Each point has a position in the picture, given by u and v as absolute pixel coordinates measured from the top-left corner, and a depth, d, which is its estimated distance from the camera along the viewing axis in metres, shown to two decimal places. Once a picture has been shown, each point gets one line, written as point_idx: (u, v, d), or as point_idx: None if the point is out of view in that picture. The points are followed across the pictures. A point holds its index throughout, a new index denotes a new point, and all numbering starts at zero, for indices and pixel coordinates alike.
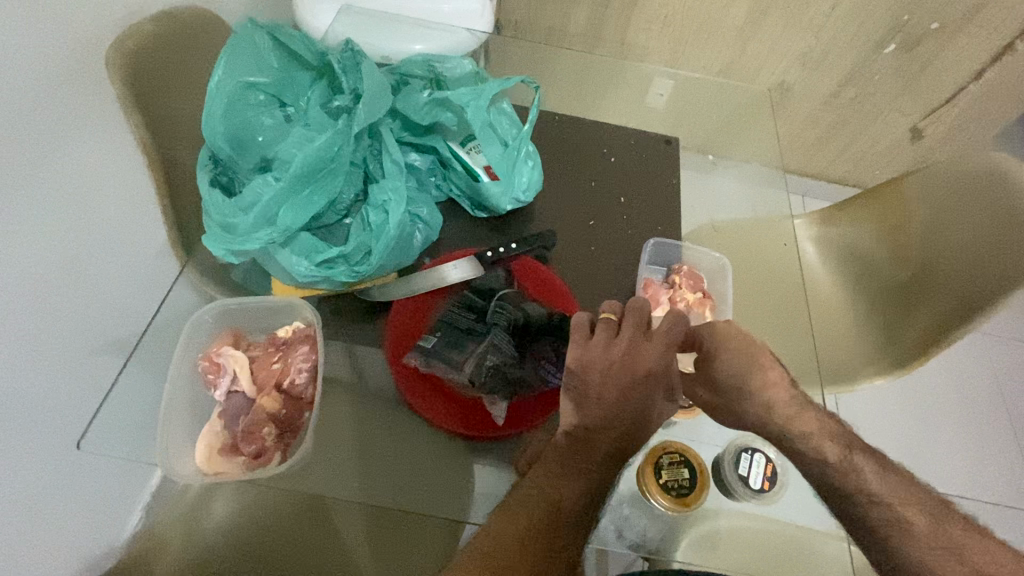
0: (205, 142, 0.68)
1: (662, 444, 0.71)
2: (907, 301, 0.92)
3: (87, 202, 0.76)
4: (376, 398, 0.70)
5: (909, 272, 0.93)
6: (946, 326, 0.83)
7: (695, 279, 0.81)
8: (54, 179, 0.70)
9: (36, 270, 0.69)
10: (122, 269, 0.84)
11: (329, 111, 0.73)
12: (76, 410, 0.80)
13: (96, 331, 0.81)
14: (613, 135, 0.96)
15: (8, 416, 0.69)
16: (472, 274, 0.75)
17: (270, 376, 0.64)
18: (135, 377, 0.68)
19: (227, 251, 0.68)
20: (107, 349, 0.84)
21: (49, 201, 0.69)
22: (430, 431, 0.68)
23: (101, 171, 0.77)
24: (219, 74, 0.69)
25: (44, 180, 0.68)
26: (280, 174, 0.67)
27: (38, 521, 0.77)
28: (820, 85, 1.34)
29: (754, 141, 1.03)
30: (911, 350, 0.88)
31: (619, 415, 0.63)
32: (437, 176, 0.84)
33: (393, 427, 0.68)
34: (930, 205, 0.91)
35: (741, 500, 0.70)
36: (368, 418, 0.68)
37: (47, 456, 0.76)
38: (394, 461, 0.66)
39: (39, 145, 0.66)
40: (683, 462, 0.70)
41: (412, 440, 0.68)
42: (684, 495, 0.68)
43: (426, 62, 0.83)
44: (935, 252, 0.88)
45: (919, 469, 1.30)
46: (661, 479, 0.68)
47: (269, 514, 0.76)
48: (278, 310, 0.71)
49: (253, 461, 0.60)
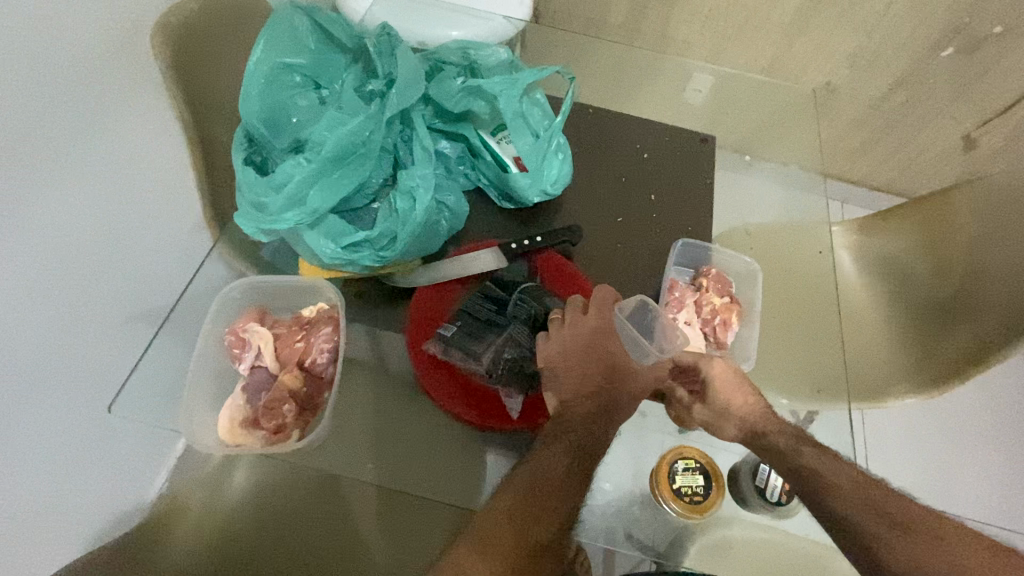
0: (241, 121, 0.69)
1: (678, 449, 0.68)
2: (944, 319, 0.88)
3: (120, 178, 0.79)
4: (389, 381, 0.70)
5: (950, 289, 0.88)
6: (985, 349, 0.79)
7: (722, 282, 0.77)
8: (86, 152, 0.72)
9: (72, 237, 0.72)
10: (155, 242, 0.88)
11: (363, 95, 0.73)
12: (107, 374, 0.84)
13: (129, 300, 0.85)
14: (647, 130, 0.94)
15: (46, 373, 0.73)
16: (495, 264, 0.76)
17: (293, 354, 0.65)
18: (163, 347, 0.70)
19: (257, 229, 0.68)
20: (140, 320, 0.88)
21: (82, 173, 0.72)
22: (442, 418, 0.68)
23: (136, 145, 0.80)
24: (257, 54, 0.69)
25: (75, 152, 0.71)
26: (312, 155, 0.67)
27: (68, 475, 0.81)
28: (870, 85, 1.28)
29: (794, 142, 0.99)
30: (946, 368, 0.84)
31: (585, 406, 0.65)
32: (466, 164, 0.83)
33: (408, 411, 0.69)
34: (979, 217, 0.87)
35: (756, 513, 0.68)
36: (385, 398, 0.69)
37: (80, 413, 0.81)
38: (403, 450, 0.67)
39: (71, 120, 0.69)
40: (698, 469, 0.68)
41: (424, 425, 0.68)
42: (697, 503, 0.66)
43: (461, 48, 0.82)
44: (977, 272, 0.85)
45: (956, 498, 1.21)
46: (674, 484, 0.66)
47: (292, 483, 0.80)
48: (302, 289, 0.71)
49: (273, 436, 0.61)
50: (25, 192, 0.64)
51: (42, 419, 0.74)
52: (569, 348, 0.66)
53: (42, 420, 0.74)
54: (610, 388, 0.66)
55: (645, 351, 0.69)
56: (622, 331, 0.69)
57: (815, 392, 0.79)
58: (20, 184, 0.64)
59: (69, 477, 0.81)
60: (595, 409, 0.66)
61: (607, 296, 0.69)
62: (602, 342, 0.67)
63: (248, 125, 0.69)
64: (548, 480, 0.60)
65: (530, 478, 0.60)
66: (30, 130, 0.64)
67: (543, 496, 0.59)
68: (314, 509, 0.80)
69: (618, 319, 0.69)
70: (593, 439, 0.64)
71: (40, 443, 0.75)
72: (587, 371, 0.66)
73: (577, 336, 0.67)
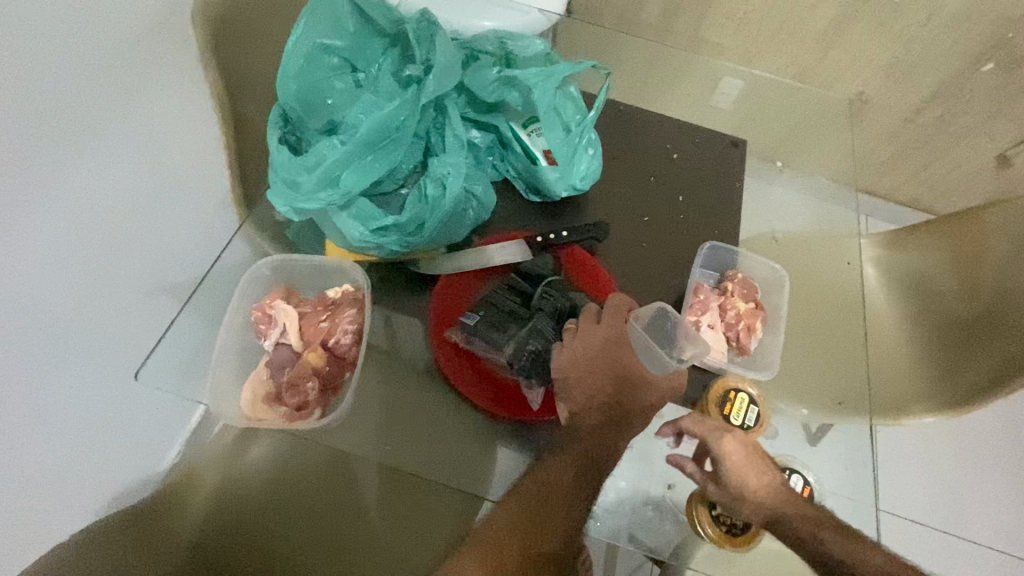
0: (278, 100, 0.70)
1: None
2: (971, 339, 0.86)
3: (149, 152, 0.80)
4: (406, 366, 0.71)
5: (978, 309, 0.86)
6: (1011, 371, 0.77)
7: (749, 288, 0.76)
8: (119, 126, 0.74)
9: (103, 208, 0.74)
10: (182, 217, 0.90)
11: (399, 80, 0.73)
12: (131, 343, 0.86)
13: (155, 273, 0.87)
14: (676, 130, 0.93)
15: (73, 338, 0.75)
16: (519, 258, 0.76)
17: (318, 334, 0.65)
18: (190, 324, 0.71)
19: (289, 208, 0.69)
20: (164, 294, 0.90)
21: (113, 146, 0.73)
22: (456, 406, 0.69)
23: (169, 121, 0.82)
24: (297, 34, 0.69)
25: (107, 125, 0.72)
26: (346, 138, 0.67)
27: (91, 438, 0.84)
28: (904, 98, 1.26)
29: (825, 151, 0.97)
30: (969, 389, 0.82)
31: (595, 416, 0.67)
32: (495, 155, 0.83)
33: (424, 396, 0.70)
34: (1013, 236, 0.84)
35: None
36: (402, 382, 0.70)
37: (104, 379, 0.83)
38: (418, 437, 0.68)
39: (106, 93, 0.71)
40: None
41: (438, 413, 0.69)
42: (732, 534, 0.65)
43: (498, 39, 0.82)
44: (1009, 292, 0.82)
45: (967, 523, 1.19)
46: (712, 510, 0.65)
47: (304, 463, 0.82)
48: (329, 271, 0.72)
49: (294, 413, 0.62)
50: (57, 162, 0.66)
51: (67, 383, 0.77)
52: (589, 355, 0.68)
53: (68, 383, 0.77)
54: (623, 399, 0.68)
55: (662, 362, 0.70)
56: (638, 342, 0.71)
57: (835, 405, 0.78)
58: (54, 154, 0.66)
59: (90, 440, 0.84)
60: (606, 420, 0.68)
61: (623, 307, 0.70)
62: (614, 351, 0.68)
63: (284, 104, 0.70)
64: (554, 490, 0.63)
65: (537, 481, 0.64)
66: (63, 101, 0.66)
67: (549, 505, 0.63)
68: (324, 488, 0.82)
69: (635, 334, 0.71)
70: (602, 448, 0.66)
71: (67, 404, 0.78)
72: (599, 379, 0.68)
73: (590, 344, 0.68)
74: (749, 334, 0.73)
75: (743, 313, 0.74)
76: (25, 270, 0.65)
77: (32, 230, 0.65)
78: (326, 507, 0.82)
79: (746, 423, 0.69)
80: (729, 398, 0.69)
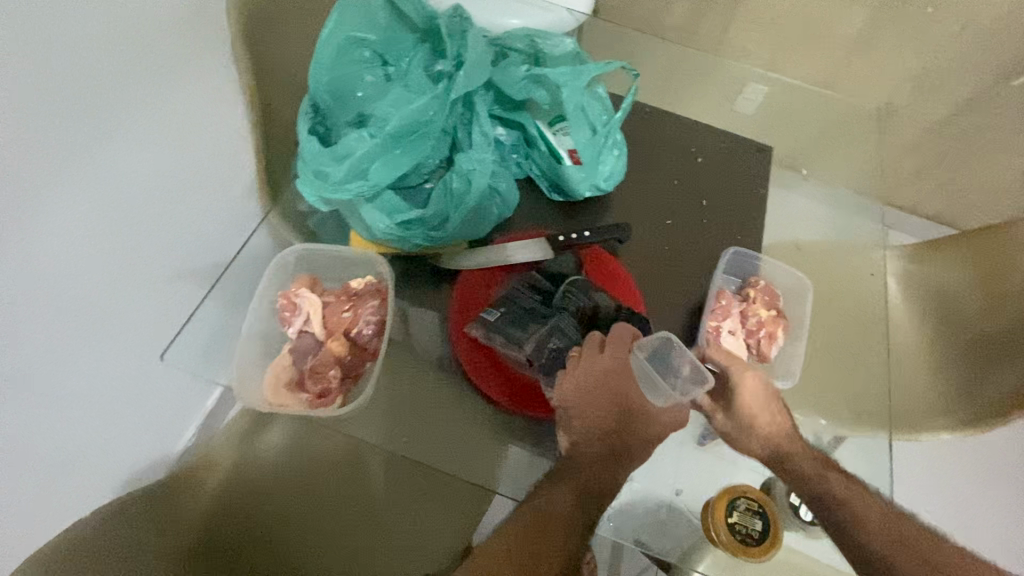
0: (309, 91, 0.71)
1: (742, 487, 0.67)
2: (994, 357, 0.84)
3: (175, 139, 0.82)
4: (422, 358, 0.72)
5: (1003, 326, 0.85)
6: None
7: (771, 295, 0.75)
8: (144, 113, 0.76)
9: (128, 191, 0.77)
10: (207, 205, 0.92)
11: (430, 75, 0.73)
12: (152, 325, 0.88)
13: (178, 258, 0.89)
14: (700, 134, 0.93)
15: (97, 317, 0.78)
16: (539, 256, 0.75)
17: (340, 323, 0.66)
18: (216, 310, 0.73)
19: (317, 198, 0.70)
20: (186, 279, 0.92)
21: (138, 131, 0.76)
22: (470, 400, 0.70)
23: (195, 109, 0.84)
24: (330, 27, 0.70)
25: (135, 112, 0.75)
26: (375, 130, 0.68)
27: (112, 416, 0.87)
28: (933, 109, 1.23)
29: (849, 161, 0.96)
30: (990, 408, 0.81)
31: (596, 448, 0.64)
32: (519, 153, 0.83)
33: (438, 390, 0.71)
34: None
35: (789, 531, 0.67)
36: (416, 375, 0.71)
37: (126, 360, 0.85)
38: (434, 430, 0.69)
39: (134, 79, 0.73)
40: (759, 512, 0.65)
41: (455, 406, 0.70)
42: (748, 544, 0.64)
43: (527, 36, 0.81)
44: None
45: (979, 545, 1.17)
46: (729, 518, 0.65)
47: (319, 452, 0.85)
48: (353, 262, 0.73)
49: (316, 400, 0.63)
50: (82, 145, 0.69)
51: (89, 361, 0.79)
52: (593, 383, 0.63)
53: (90, 360, 0.79)
54: (624, 432, 0.64)
55: (666, 395, 0.65)
56: (644, 376, 0.65)
57: (851, 417, 0.77)
58: (79, 138, 0.68)
59: (110, 417, 0.86)
60: (608, 452, 0.64)
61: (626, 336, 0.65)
62: (615, 384, 0.64)
63: (315, 95, 0.71)
64: (553, 521, 0.61)
65: (537, 510, 0.62)
66: (90, 87, 0.68)
67: (547, 535, 0.60)
68: (337, 477, 0.84)
69: (639, 366, 0.65)
70: (602, 481, 0.63)
71: (89, 381, 0.80)
72: (602, 414, 0.64)
73: (593, 375, 0.63)
74: (769, 340, 0.73)
75: (763, 318, 0.73)
76: (50, 248, 0.68)
77: (57, 210, 0.68)
78: (338, 495, 0.83)
79: None
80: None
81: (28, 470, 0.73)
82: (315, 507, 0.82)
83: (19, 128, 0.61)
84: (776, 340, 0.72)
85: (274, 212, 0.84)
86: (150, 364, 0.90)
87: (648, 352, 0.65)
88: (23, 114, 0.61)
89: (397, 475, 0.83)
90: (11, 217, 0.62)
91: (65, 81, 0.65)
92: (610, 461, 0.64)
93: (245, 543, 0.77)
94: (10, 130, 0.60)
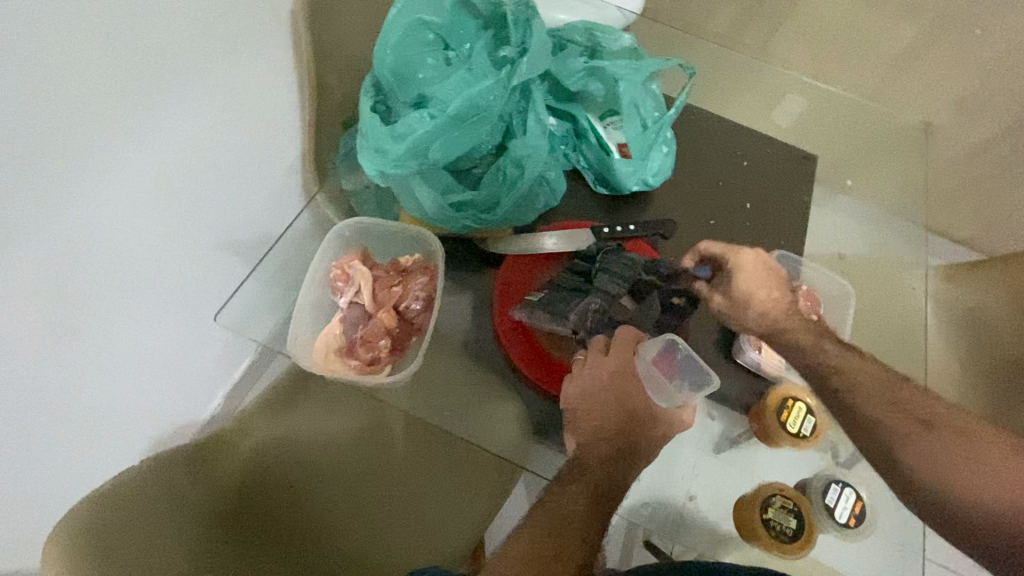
0: (373, 70, 0.73)
1: (779, 484, 0.67)
2: None
3: (232, 113, 0.84)
4: (459, 339, 0.74)
5: None
6: None
7: (813, 301, 0.76)
8: (204, 84, 0.78)
9: (183, 160, 0.79)
10: (253, 179, 0.94)
11: (493, 61, 0.75)
12: (191, 291, 0.91)
13: (220, 228, 0.92)
14: (745, 139, 0.93)
15: (142, 279, 0.80)
16: (567, 245, 0.75)
17: (390, 297, 0.70)
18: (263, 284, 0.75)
19: (376, 172, 0.73)
20: (225, 249, 0.94)
21: (200, 104, 0.78)
22: (504, 383, 0.71)
23: (251, 84, 0.86)
24: (398, 9, 0.73)
25: (195, 83, 0.77)
26: (436, 112, 0.70)
27: (146, 378, 0.89)
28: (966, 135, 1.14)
29: (890, 178, 0.95)
30: None
31: (603, 448, 0.63)
32: (568, 145, 0.83)
33: (473, 371, 0.72)
34: None
35: (825, 532, 0.67)
36: (452, 355, 0.73)
37: (162, 324, 0.88)
38: (466, 409, 0.70)
39: (195, 52, 0.75)
40: (793, 510, 0.66)
41: (487, 388, 0.71)
42: (781, 541, 0.65)
43: (587, 29, 0.83)
44: None
45: None
46: (764, 514, 0.66)
47: (350, 425, 0.86)
48: (405, 239, 0.76)
49: (365, 367, 0.67)
50: (150, 111, 0.72)
51: (131, 321, 0.81)
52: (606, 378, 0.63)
53: (132, 321, 0.82)
54: (633, 431, 0.63)
55: (668, 397, 0.61)
56: (649, 377, 0.61)
57: None
58: (144, 103, 0.71)
59: (145, 379, 0.89)
60: (613, 452, 0.63)
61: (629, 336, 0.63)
62: (621, 385, 0.63)
63: (379, 74, 0.73)
64: (567, 519, 0.60)
65: (550, 508, 0.61)
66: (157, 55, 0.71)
67: (565, 532, 0.59)
68: (364, 450, 0.85)
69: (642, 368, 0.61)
70: (614, 480, 0.62)
71: (128, 341, 0.82)
72: (608, 413, 0.63)
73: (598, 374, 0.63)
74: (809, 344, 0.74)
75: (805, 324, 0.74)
76: (107, 209, 0.70)
77: (119, 172, 0.70)
78: (364, 470, 0.84)
79: (803, 432, 0.69)
80: (786, 406, 0.70)
81: (64, 424, 0.75)
82: (341, 479, 0.83)
83: (87, 90, 0.63)
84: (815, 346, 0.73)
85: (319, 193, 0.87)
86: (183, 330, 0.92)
87: (650, 357, 0.60)
88: (93, 78, 0.64)
89: (425, 452, 0.85)
90: (73, 173, 0.65)
91: (140, 48, 0.68)
92: (618, 461, 0.62)
93: (272, 508, 0.79)
94: (78, 91, 0.62)
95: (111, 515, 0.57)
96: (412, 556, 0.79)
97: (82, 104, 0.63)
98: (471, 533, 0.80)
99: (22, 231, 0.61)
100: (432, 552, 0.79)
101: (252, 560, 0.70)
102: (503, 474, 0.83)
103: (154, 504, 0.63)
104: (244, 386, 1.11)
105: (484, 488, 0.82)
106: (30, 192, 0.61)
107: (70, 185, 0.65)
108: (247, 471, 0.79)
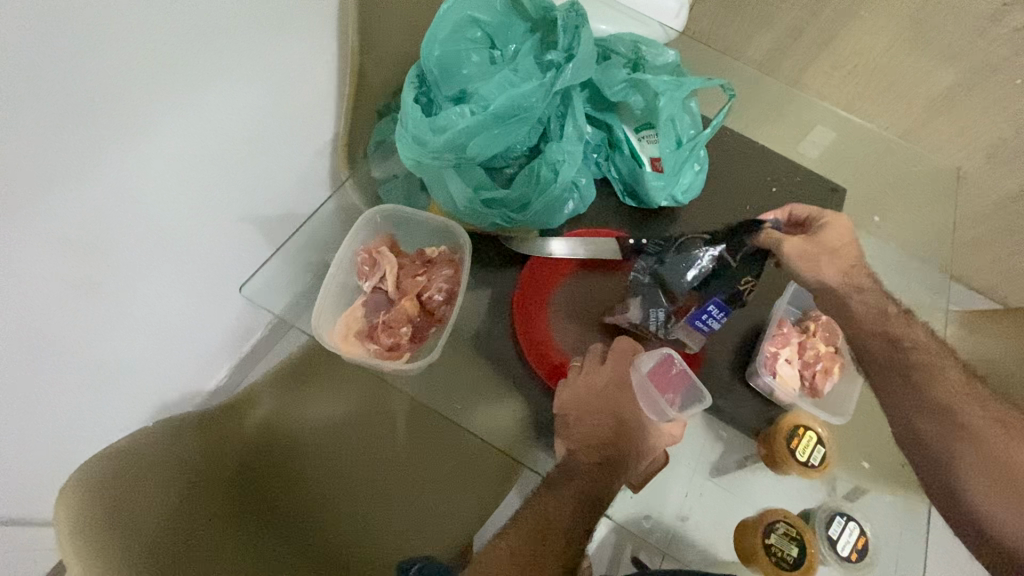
0: (419, 62, 0.74)
1: (784, 512, 0.67)
2: None
3: (272, 91, 0.86)
4: (472, 333, 0.75)
5: None
6: None
7: (831, 333, 0.76)
8: (248, 61, 0.80)
9: (221, 134, 0.81)
10: (286, 159, 0.95)
11: (538, 64, 0.75)
12: (213, 261, 0.93)
13: (248, 204, 0.93)
14: (776, 165, 0.93)
15: (167, 245, 0.82)
16: (579, 253, 0.75)
17: (414, 286, 0.71)
18: (283, 261, 0.75)
19: (412, 161, 0.74)
20: (249, 225, 0.96)
21: (243, 81, 0.80)
22: (513, 381, 0.72)
23: (294, 66, 0.88)
24: (451, 5, 0.74)
25: (240, 60, 0.79)
26: (477, 108, 0.71)
27: (162, 343, 0.91)
28: (990, 189, 1.10)
29: (918, 220, 0.94)
30: None
31: (592, 456, 0.64)
32: (601, 154, 0.85)
33: (483, 366, 0.73)
34: None
35: (825, 563, 0.67)
36: (465, 347, 0.74)
37: (181, 292, 0.89)
38: (471, 398, 0.70)
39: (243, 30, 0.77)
40: (796, 538, 0.66)
41: (494, 385, 0.71)
42: (782, 569, 0.65)
43: (632, 42, 0.84)
44: None
45: None
46: (767, 540, 0.65)
47: (357, 410, 0.86)
48: (435, 231, 0.77)
49: (385, 352, 0.68)
50: (196, 83, 0.74)
51: (153, 285, 0.83)
52: (612, 385, 0.66)
53: (154, 285, 0.83)
54: (619, 440, 0.65)
55: (660, 412, 0.60)
56: (641, 388, 0.61)
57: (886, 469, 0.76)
58: (189, 76, 0.73)
59: (160, 344, 0.90)
60: (601, 460, 0.64)
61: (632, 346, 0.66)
62: (614, 395, 0.65)
63: (424, 66, 0.74)
64: (553, 523, 0.62)
65: (538, 510, 0.63)
66: (206, 31, 0.72)
67: (550, 531, 0.61)
68: (369, 436, 0.85)
69: (636, 376, 0.62)
70: (601, 489, 0.63)
71: (149, 305, 0.84)
72: (597, 421, 0.65)
73: (593, 382, 0.67)
74: (823, 375, 0.73)
75: (819, 352, 0.74)
76: (141, 173, 0.72)
77: (161, 140, 0.73)
78: (366, 455, 0.84)
79: (810, 461, 0.69)
80: (798, 434, 0.70)
81: (77, 379, 0.77)
82: (342, 461, 0.83)
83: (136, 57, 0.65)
84: (830, 376, 0.73)
85: (349, 179, 0.86)
86: (201, 299, 0.94)
87: (645, 368, 0.61)
88: (140, 46, 0.65)
89: (428, 444, 0.85)
90: (117, 135, 0.67)
91: (190, 23, 0.70)
92: (605, 470, 0.64)
93: (272, 481, 0.79)
94: (127, 58, 0.64)
95: (117, 473, 0.58)
96: (407, 546, 0.79)
97: (129, 69, 0.65)
98: (467, 530, 0.80)
99: (60, 188, 0.63)
100: (428, 546, 0.79)
101: (248, 530, 0.70)
102: (504, 474, 0.83)
103: (162, 471, 0.63)
104: (250, 363, 1.12)
105: (483, 486, 0.82)
106: (71, 150, 0.63)
107: (110, 148, 0.67)
108: (252, 441, 0.79)
